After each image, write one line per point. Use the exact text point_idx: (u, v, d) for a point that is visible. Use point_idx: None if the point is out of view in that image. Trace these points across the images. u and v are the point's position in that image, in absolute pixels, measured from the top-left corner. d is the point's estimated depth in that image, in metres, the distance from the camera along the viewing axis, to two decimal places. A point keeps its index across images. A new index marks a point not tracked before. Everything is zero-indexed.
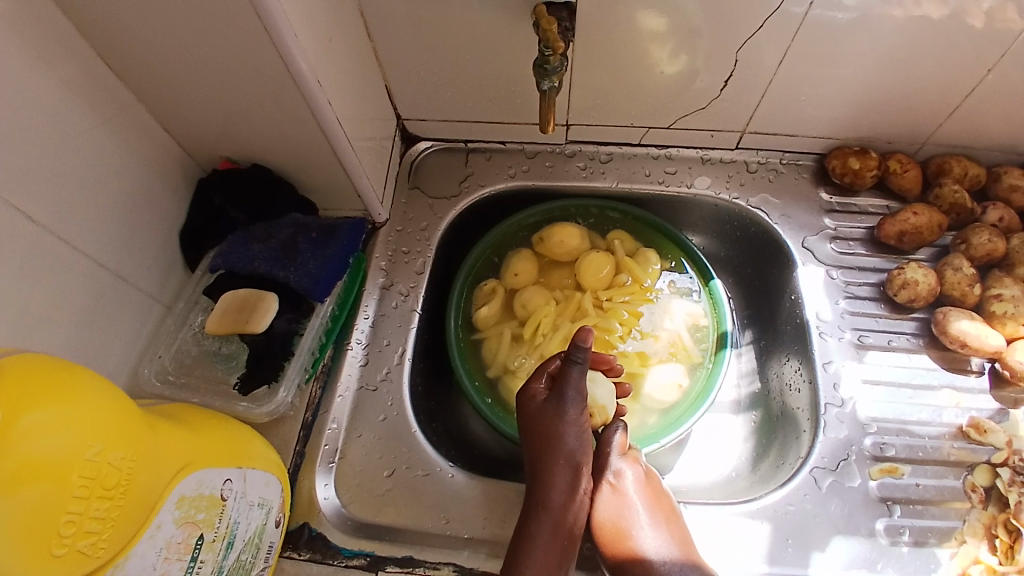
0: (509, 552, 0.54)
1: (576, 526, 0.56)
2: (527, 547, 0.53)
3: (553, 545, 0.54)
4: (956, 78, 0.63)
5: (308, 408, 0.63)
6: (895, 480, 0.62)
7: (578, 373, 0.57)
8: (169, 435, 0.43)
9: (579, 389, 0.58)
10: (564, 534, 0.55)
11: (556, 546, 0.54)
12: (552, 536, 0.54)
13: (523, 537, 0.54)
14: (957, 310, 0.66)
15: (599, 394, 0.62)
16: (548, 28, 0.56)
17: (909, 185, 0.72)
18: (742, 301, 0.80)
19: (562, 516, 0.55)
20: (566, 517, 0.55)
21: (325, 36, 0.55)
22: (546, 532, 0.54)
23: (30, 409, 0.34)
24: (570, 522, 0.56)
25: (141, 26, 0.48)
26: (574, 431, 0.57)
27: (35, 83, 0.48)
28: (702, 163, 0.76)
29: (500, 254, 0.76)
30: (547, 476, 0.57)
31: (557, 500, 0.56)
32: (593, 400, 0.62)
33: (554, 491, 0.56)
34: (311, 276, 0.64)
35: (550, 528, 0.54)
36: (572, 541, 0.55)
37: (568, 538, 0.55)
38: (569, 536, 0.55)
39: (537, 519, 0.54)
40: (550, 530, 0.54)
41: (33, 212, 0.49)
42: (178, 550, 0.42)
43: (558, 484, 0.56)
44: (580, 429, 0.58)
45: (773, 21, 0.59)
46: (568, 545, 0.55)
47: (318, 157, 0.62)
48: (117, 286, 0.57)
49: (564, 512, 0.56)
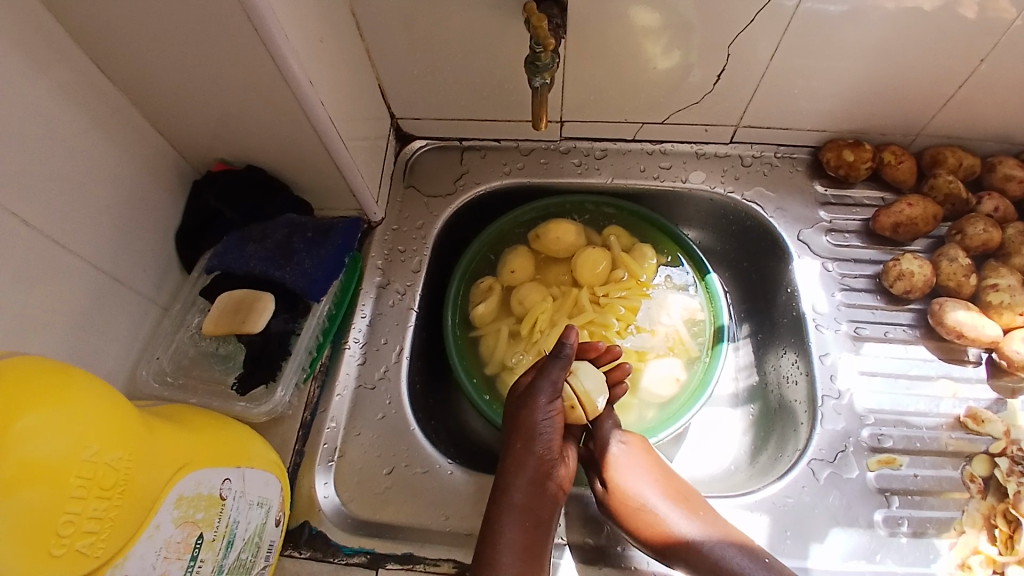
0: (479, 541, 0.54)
1: (547, 513, 0.56)
2: (495, 536, 0.53)
3: (520, 533, 0.54)
4: (949, 69, 0.63)
5: (307, 407, 0.63)
6: (893, 472, 0.62)
7: (561, 369, 0.57)
8: (167, 435, 0.43)
9: (555, 381, 0.57)
10: (533, 520, 0.55)
11: (524, 534, 0.54)
12: (519, 524, 0.54)
13: (491, 526, 0.54)
14: (953, 300, 0.66)
15: (585, 382, 0.59)
16: (539, 25, 0.56)
17: (904, 176, 0.72)
18: (739, 295, 0.80)
19: (529, 501, 0.55)
20: (533, 501, 0.55)
21: (317, 36, 0.55)
22: (513, 520, 0.54)
23: (25, 412, 0.34)
24: (540, 509, 0.55)
25: (133, 30, 0.49)
26: (544, 421, 0.57)
27: (28, 88, 0.48)
28: (696, 157, 0.76)
29: (496, 251, 0.76)
30: (514, 464, 0.56)
31: (526, 489, 0.55)
32: (579, 389, 0.59)
33: (522, 480, 0.56)
34: (307, 276, 0.64)
35: (517, 515, 0.54)
36: (545, 527, 0.55)
37: (539, 525, 0.55)
38: (539, 523, 0.55)
39: (504, 507, 0.54)
40: (517, 517, 0.54)
41: (29, 216, 0.49)
42: (177, 550, 0.42)
43: (527, 472, 0.56)
44: (551, 419, 0.57)
45: (765, 14, 0.59)
46: (540, 531, 0.55)
47: (313, 158, 0.62)
48: (114, 289, 0.57)
49: (533, 500, 0.55)
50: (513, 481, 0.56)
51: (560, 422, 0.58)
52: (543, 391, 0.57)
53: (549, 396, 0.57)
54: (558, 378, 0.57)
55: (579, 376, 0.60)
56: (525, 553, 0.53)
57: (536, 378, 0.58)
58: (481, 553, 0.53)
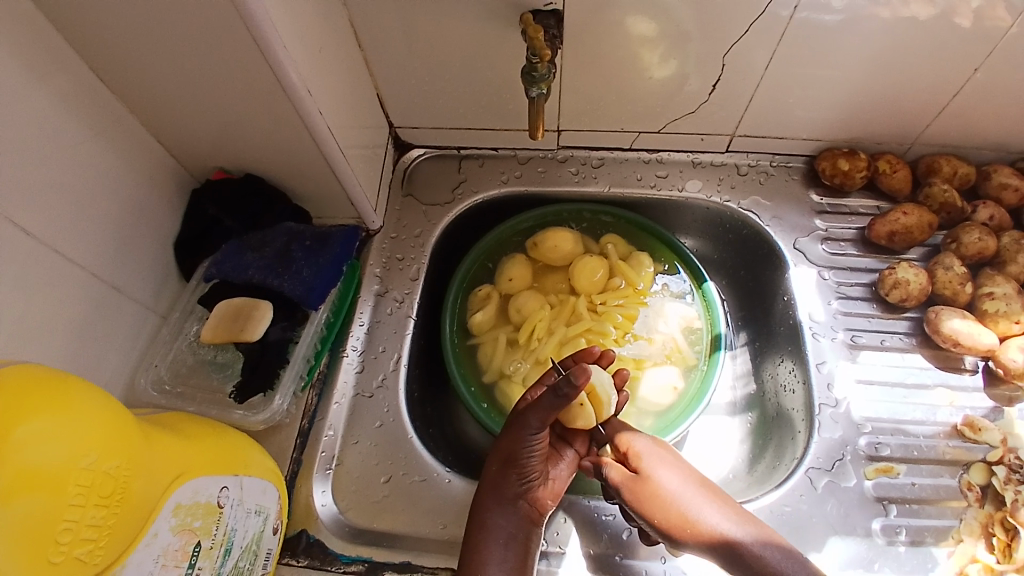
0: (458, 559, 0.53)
1: (524, 531, 0.54)
2: (469, 558, 0.52)
3: (492, 554, 0.52)
4: (943, 78, 0.64)
5: (305, 415, 0.63)
6: (891, 480, 0.63)
7: (550, 403, 0.52)
8: (165, 443, 0.43)
9: (541, 413, 0.53)
10: (509, 540, 0.53)
11: (497, 554, 0.52)
12: (491, 547, 0.52)
13: (466, 545, 0.53)
14: (949, 309, 0.67)
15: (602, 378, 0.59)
16: (535, 36, 0.56)
17: (899, 185, 0.72)
18: (736, 302, 0.80)
19: (506, 522, 0.53)
20: (510, 522, 0.53)
21: (315, 46, 0.55)
22: (486, 544, 0.52)
23: (23, 421, 0.34)
24: (516, 530, 0.53)
25: (133, 40, 0.49)
26: (525, 450, 0.54)
27: (28, 98, 0.48)
28: (693, 166, 0.77)
29: (494, 260, 0.76)
30: (490, 486, 0.54)
31: (502, 511, 0.53)
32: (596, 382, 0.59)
33: (498, 502, 0.54)
34: (305, 285, 0.64)
35: (488, 538, 0.52)
36: (522, 548, 0.53)
37: (514, 545, 0.53)
38: (515, 544, 0.53)
39: (480, 528, 0.53)
40: (490, 538, 0.52)
41: (28, 224, 0.49)
42: (175, 558, 0.42)
43: (502, 494, 0.54)
44: (532, 447, 0.54)
45: (761, 24, 0.60)
46: (515, 552, 0.53)
47: (311, 166, 0.62)
48: (113, 297, 0.58)
49: (509, 521, 0.53)
50: (489, 503, 0.54)
51: (542, 449, 0.54)
52: (529, 422, 0.54)
53: (533, 428, 0.53)
54: (546, 413, 0.53)
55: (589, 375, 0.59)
56: None
57: (524, 411, 0.54)
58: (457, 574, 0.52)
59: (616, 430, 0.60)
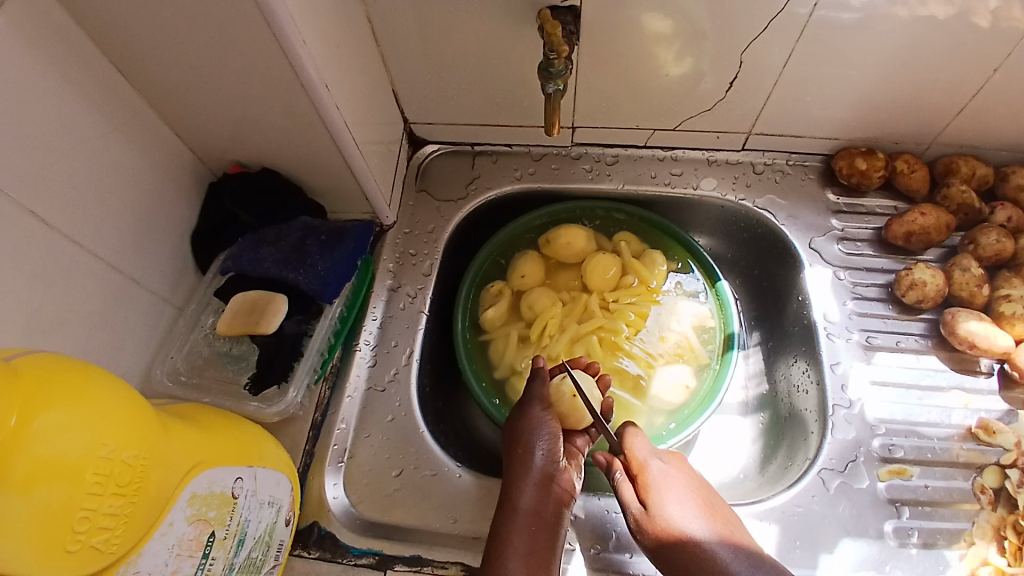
0: (488, 550, 0.52)
1: (554, 517, 0.54)
2: (501, 545, 0.52)
3: (525, 537, 0.52)
4: (962, 78, 0.63)
5: (318, 408, 0.64)
6: (904, 482, 0.62)
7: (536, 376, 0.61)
8: (182, 434, 0.44)
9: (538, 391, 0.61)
10: (539, 525, 0.53)
11: (529, 538, 0.52)
12: (523, 529, 0.53)
13: (498, 532, 0.53)
14: (966, 311, 0.66)
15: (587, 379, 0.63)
16: (552, 32, 0.56)
17: (917, 185, 0.72)
18: (749, 302, 0.80)
19: (535, 507, 0.54)
20: (539, 507, 0.54)
21: (332, 41, 0.55)
22: (517, 528, 0.52)
23: (43, 410, 0.34)
24: (546, 515, 0.54)
25: (153, 34, 0.49)
26: (541, 426, 0.59)
27: (50, 92, 0.49)
28: (708, 164, 0.77)
29: (507, 256, 0.76)
30: (518, 472, 0.56)
31: (529, 497, 0.54)
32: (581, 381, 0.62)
33: (525, 489, 0.55)
34: (320, 279, 0.64)
35: (521, 520, 0.53)
36: (552, 533, 0.53)
37: (546, 530, 0.53)
38: (546, 530, 0.53)
39: (509, 515, 0.53)
40: (523, 523, 0.53)
41: (47, 216, 0.50)
42: (190, 547, 0.43)
43: (532, 478, 0.56)
44: (547, 423, 0.59)
45: (778, 22, 0.59)
46: (546, 536, 0.53)
47: (327, 161, 0.63)
48: (130, 289, 0.58)
49: (538, 506, 0.54)
50: (516, 491, 0.55)
51: (557, 427, 0.59)
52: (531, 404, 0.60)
53: (540, 404, 0.60)
54: (542, 387, 0.61)
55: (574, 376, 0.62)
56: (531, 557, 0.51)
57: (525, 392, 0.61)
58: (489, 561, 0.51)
59: (628, 442, 0.60)
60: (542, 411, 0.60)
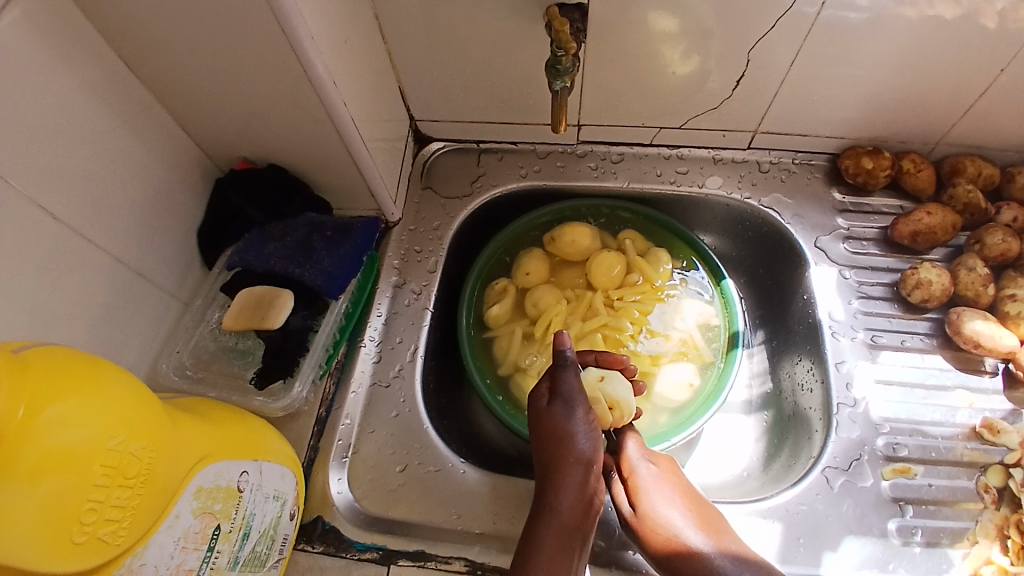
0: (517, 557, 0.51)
1: (586, 527, 0.53)
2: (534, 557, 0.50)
3: (560, 551, 0.51)
4: (969, 78, 0.63)
5: (322, 404, 0.64)
6: (908, 481, 0.62)
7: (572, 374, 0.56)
8: (188, 427, 0.44)
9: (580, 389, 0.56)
10: (573, 537, 0.52)
11: (563, 551, 0.51)
12: (559, 544, 0.51)
13: (532, 540, 0.51)
14: (971, 310, 0.66)
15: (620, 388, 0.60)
16: (560, 29, 0.56)
17: (923, 185, 0.71)
18: (754, 301, 0.80)
19: (571, 519, 0.52)
20: (576, 519, 0.52)
21: (341, 38, 0.55)
22: (554, 542, 0.51)
23: (52, 400, 0.34)
24: (581, 526, 0.53)
25: (162, 29, 0.50)
26: (586, 431, 0.55)
27: (60, 87, 0.49)
28: (714, 163, 0.77)
29: (512, 254, 0.77)
30: (559, 480, 0.53)
31: (570, 507, 0.52)
32: (616, 395, 0.59)
33: (566, 498, 0.53)
34: (326, 274, 0.64)
35: (558, 535, 0.51)
36: (580, 544, 0.53)
37: (578, 542, 0.52)
38: (578, 542, 0.52)
39: (547, 527, 0.51)
40: (559, 535, 0.51)
41: (57, 210, 0.50)
42: (196, 540, 0.43)
43: (572, 488, 0.53)
44: (591, 429, 0.55)
45: (785, 21, 0.59)
46: (577, 548, 0.52)
47: (334, 157, 0.63)
48: (138, 284, 0.59)
49: (575, 517, 0.52)
50: (557, 500, 0.52)
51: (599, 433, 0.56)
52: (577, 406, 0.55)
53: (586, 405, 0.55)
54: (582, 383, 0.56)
55: (610, 384, 0.60)
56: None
57: (561, 386, 0.56)
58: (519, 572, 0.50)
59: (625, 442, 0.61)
60: (586, 413, 0.55)
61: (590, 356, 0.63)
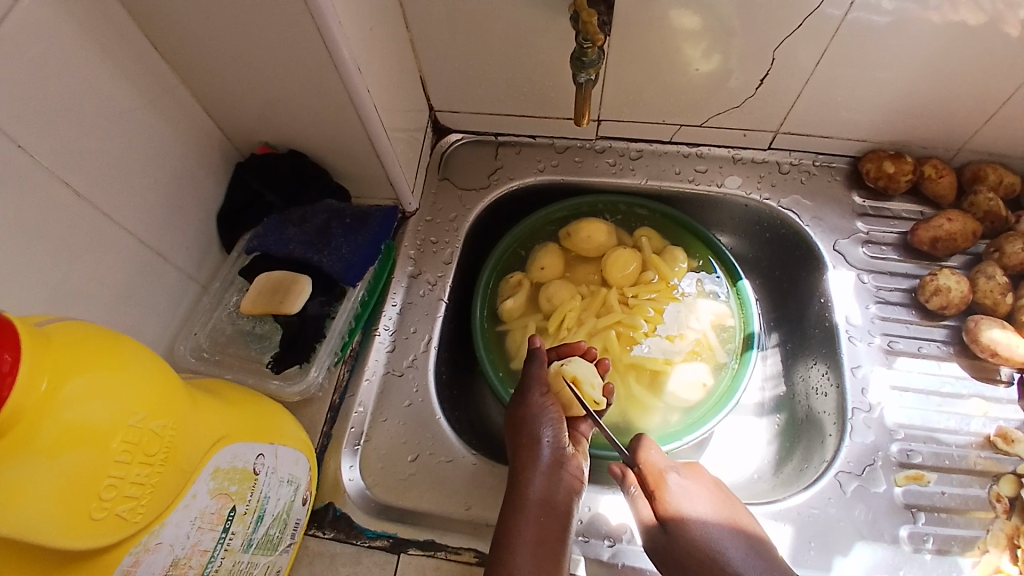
0: (495, 540, 0.52)
1: (564, 506, 0.53)
2: (508, 535, 0.51)
3: (531, 528, 0.51)
4: (993, 85, 0.62)
5: (336, 390, 0.64)
6: (920, 488, 0.62)
7: (539, 365, 0.60)
8: (208, 408, 0.44)
9: (539, 377, 0.60)
10: (548, 515, 0.52)
11: (537, 528, 0.51)
12: (532, 520, 0.52)
13: (505, 521, 0.52)
14: (989, 318, 0.65)
15: (582, 369, 0.60)
16: (588, 21, 0.55)
17: (944, 191, 0.71)
18: (769, 303, 0.80)
19: (544, 498, 0.53)
20: (548, 497, 0.53)
21: (366, 25, 0.55)
22: (525, 520, 0.52)
23: (74, 375, 0.34)
24: (554, 505, 0.53)
25: (188, 11, 0.50)
26: (544, 413, 0.58)
27: (87, 66, 0.49)
28: (733, 162, 0.76)
29: (527, 248, 0.76)
30: (525, 462, 0.55)
31: (538, 484, 0.54)
32: (579, 374, 0.59)
33: (533, 477, 0.54)
34: (344, 261, 0.64)
35: (531, 511, 0.52)
36: (561, 525, 0.53)
37: (557, 520, 0.53)
38: (555, 522, 0.52)
39: (518, 505, 0.53)
40: (531, 512, 0.52)
41: (81, 188, 0.50)
42: (211, 521, 0.43)
43: (540, 467, 0.55)
44: (549, 410, 0.58)
45: (810, 22, 0.59)
46: (554, 528, 0.52)
47: (354, 144, 0.63)
48: (157, 265, 0.59)
49: (546, 495, 0.53)
50: (525, 479, 0.54)
51: (560, 414, 0.58)
52: (532, 393, 0.59)
53: (540, 389, 0.59)
54: (543, 370, 0.60)
55: (571, 366, 0.60)
56: (536, 552, 0.50)
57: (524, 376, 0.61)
58: (495, 552, 0.51)
59: (642, 452, 0.58)
60: (543, 399, 0.59)
61: (552, 352, 0.64)
